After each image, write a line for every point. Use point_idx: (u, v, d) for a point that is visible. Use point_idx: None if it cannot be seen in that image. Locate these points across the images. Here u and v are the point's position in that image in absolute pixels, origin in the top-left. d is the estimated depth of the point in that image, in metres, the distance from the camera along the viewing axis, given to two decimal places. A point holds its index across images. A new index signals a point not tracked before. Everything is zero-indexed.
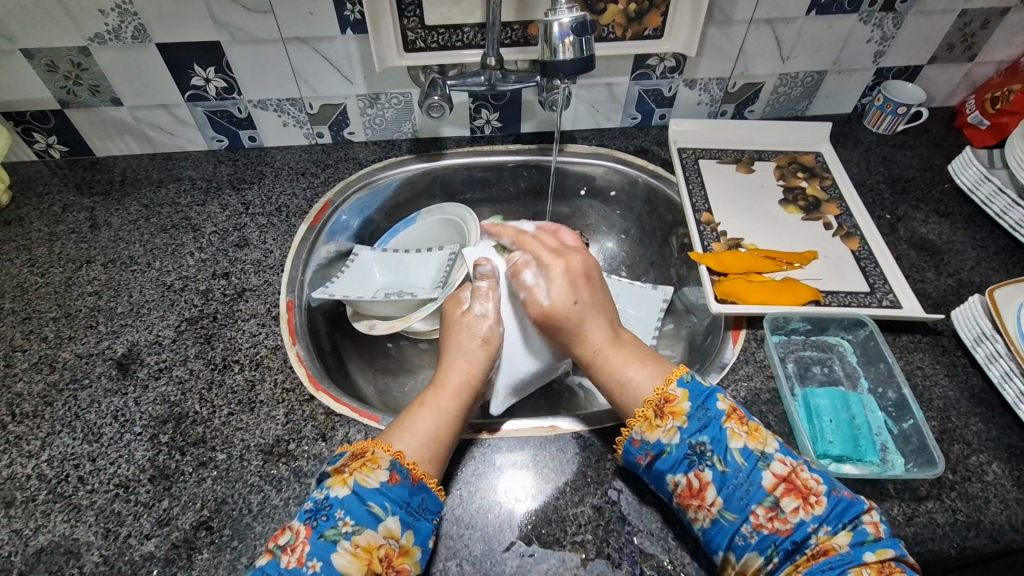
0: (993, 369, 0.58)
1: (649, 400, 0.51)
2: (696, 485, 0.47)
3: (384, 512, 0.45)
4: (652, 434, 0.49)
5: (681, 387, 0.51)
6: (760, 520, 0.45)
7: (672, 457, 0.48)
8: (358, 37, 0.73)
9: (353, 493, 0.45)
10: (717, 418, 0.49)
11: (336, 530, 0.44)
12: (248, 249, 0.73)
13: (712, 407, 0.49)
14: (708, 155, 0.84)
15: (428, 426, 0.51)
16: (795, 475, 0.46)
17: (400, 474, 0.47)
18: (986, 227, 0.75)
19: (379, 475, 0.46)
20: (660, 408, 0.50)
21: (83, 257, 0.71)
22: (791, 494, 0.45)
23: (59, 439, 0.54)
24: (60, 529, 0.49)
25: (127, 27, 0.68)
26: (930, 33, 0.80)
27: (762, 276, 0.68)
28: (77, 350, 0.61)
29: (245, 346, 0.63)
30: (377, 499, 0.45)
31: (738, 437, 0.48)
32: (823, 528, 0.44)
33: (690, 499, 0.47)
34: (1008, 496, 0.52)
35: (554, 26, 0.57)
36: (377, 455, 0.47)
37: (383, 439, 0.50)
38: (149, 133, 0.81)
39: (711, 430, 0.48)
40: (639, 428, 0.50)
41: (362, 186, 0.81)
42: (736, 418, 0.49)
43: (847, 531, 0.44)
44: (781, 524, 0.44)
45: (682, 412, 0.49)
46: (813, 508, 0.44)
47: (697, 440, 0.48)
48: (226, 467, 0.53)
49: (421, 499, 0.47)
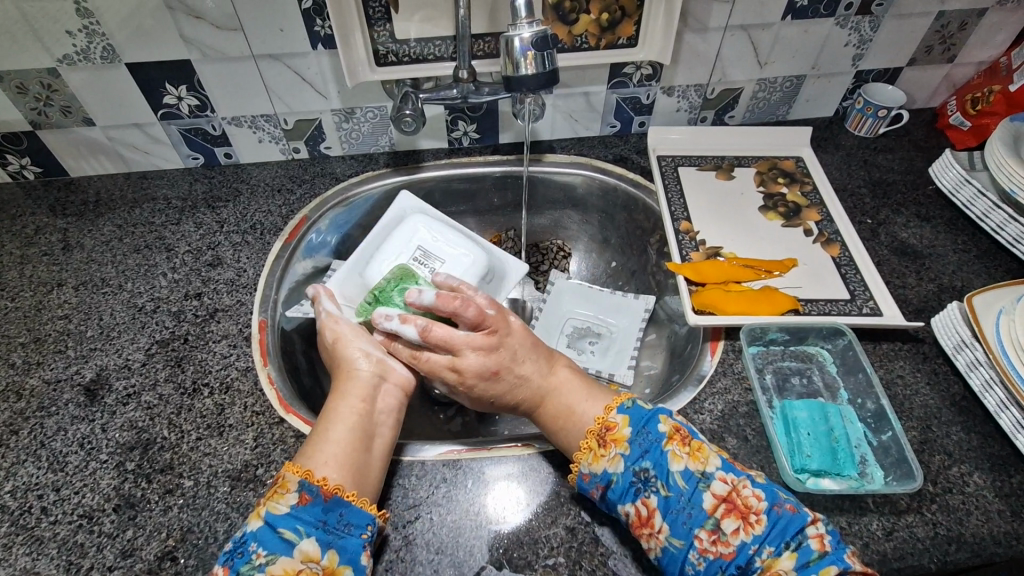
0: (974, 377, 0.57)
1: (592, 429, 0.51)
2: (644, 514, 0.46)
3: (298, 535, 0.44)
4: (598, 465, 0.49)
5: (621, 414, 0.51)
6: (704, 545, 0.44)
7: (619, 486, 0.47)
8: (329, 52, 0.72)
9: (265, 524, 0.44)
10: (658, 442, 0.48)
11: (250, 564, 0.42)
12: (221, 268, 0.72)
13: (653, 430, 0.49)
14: (688, 163, 0.83)
15: (337, 434, 0.50)
16: (735, 494, 0.45)
17: (311, 493, 0.46)
18: (968, 230, 0.75)
19: (288, 498, 0.45)
20: (603, 436, 0.50)
21: (54, 280, 0.70)
22: (732, 515, 0.45)
23: (23, 469, 0.54)
24: (21, 562, 0.48)
25: (95, 48, 0.68)
26: (908, 35, 0.80)
27: (740, 285, 0.67)
28: (45, 376, 0.61)
29: (215, 368, 0.62)
30: (289, 524, 0.44)
31: (680, 459, 0.47)
32: (766, 549, 0.43)
33: (641, 528, 0.46)
34: (989, 509, 0.50)
35: (515, 40, 0.56)
36: (286, 479, 0.46)
37: (294, 462, 0.49)
38: (123, 152, 0.81)
39: (652, 454, 0.48)
40: (586, 461, 0.49)
41: (338, 201, 0.81)
42: (679, 440, 0.48)
43: (791, 552, 0.43)
44: (725, 547, 0.44)
45: (622, 439, 0.49)
46: (754, 528, 0.44)
47: (640, 466, 0.47)
48: (192, 495, 0.52)
49: (339, 516, 0.46)
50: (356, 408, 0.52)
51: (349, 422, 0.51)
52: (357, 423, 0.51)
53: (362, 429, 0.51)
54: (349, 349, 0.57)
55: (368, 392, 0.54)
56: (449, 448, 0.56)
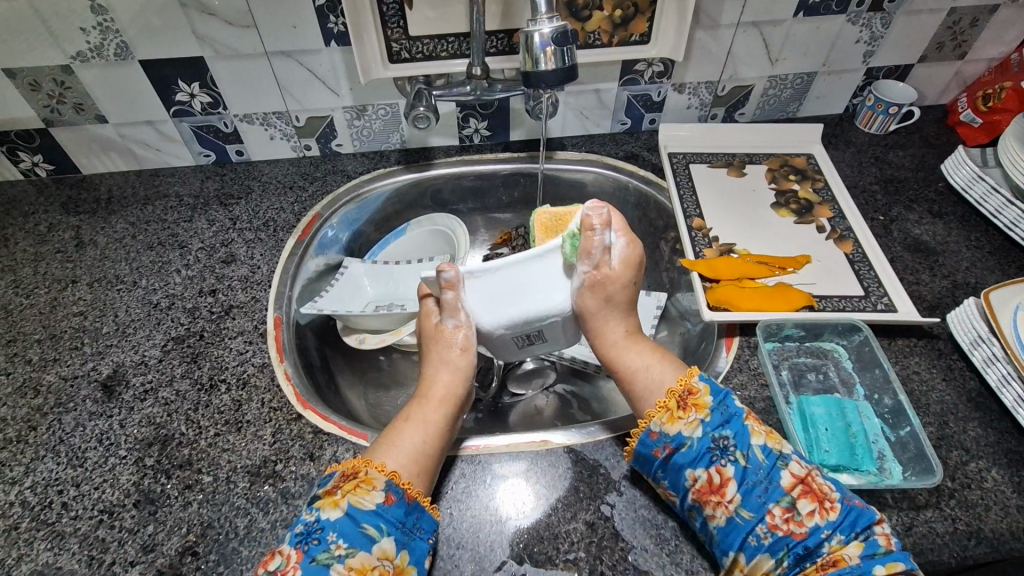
0: (990, 373, 0.57)
1: (672, 391, 0.51)
2: (717, 481, 0.47)
3: (380, 533, 0.45)
4: (674, 425, 0.49)
5: (703, 381, 0.51)
6: (776, 521, 0.45)
7: (695, 450, 0.48)
8: (342, 49, 0.72)
9: (346, 515, 0.45)
10: (738, 416, 0.49)
11: (328, 553, 0.43)
12: (235, 265, 0.72)
13: (732, 404, 0.49)
14: (699, 160, 0.83)
15: (418, 444, 0.51)
16: (811, 478, 0.46)
17: (396, 494, 0.46)
18: (981, 227, 0.75)
19: (374, 496, 0.46)
20: (685, 399, 0.50)
21: (69, 277, 0.70)
22: (808, 496, 0.45)
23: (43, 465, 0.54)
24: (42, 557, 0.48)
25: (109, 45, 0.68)
26: (919, 31, 0.80)
27: (755, 282, 0.67)
28: (61, 372, 0.61)
29: (232, 364, 0.62)
30: (372, 521, 0.45)
31: (758, 435, 0.48)
32: (837, 536, 0.44)
33: (708, 495, 0.46)
34: (1008, 504, 0.51)
35: (534, 36, 0.56)
36: (371, 475, 0.47)
37: (373, 456, 0.49)
38: (135, 149, 0.81)
39: (734, 425, 0.48)
40: (659, 419, 0.49)
41: (350, 198, 0.81)
42: (755, 418, 0.49)
43: (859, 540, 0.44)
44: (797, 527, 0.45)
45: (705, 405, 0.49)
46: (829, 513, 0.45)
47: (720, 434, 0.48)
48: (212, 490, 0.52)
49: (416, 519, 0.47)
50: (438, 420, 0.53)
51: (433, 434, 0.52)
52: (438, 436, 0.52)
53: (439, 443, 0.52)
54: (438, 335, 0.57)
55: (446, 406, 0.55)
56: (468, 444, 0.56)
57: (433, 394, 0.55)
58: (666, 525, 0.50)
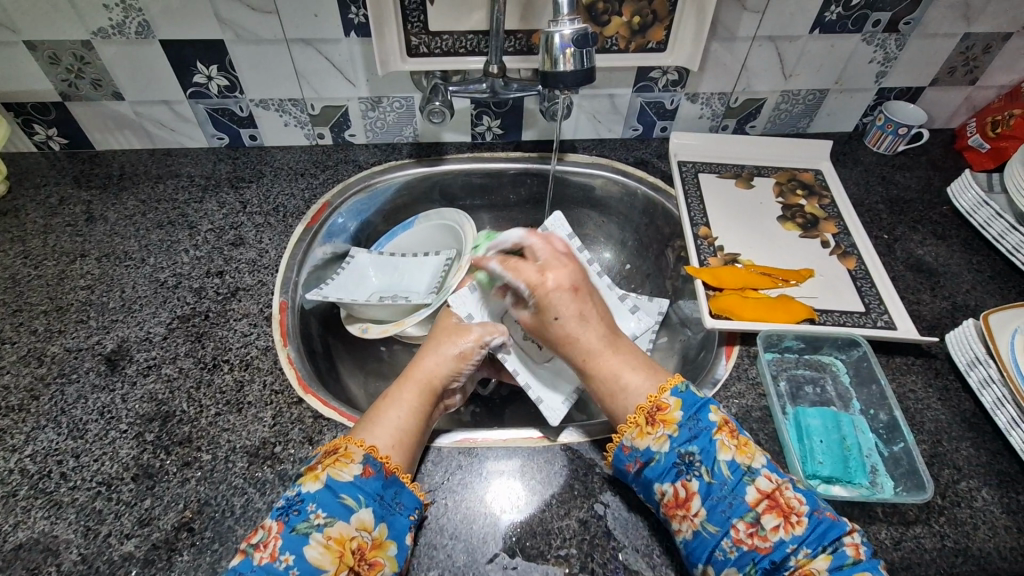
0: (985, 395, 0.58)
1: (641, 407, 0.51)
2: (682, 496, 0.47)
3: (357, 504, 0.45)
4: (642, 441, 0.49)
5: (673, 396, 0.51)
6: (740, 535, 0.45)
7: (660, 465, 0.48)
8: (361, 40, 0.73)
9: (326, 487, 0.46)
10: (707, 430, 0.49)
11: (308, 523, 0.44)
12: (243, 248, 0.72)
13: (703, 418, 0.49)
14: (708, 170, 0.84)
15: (398, 420, 0.52)
16: (779, 492, 0.46)
17: (375, 467, 0.47)
18: (983, 250, 0.75)
19: (352, 468, 0.47)
20: (653, 415, 0.50)
21: (77, 250, 0.71)
22: (773, 512, 0.45)
23: (43, 434, 0.54)
24: (39, 525, 0.48)
25: (131, 23, 0.68)
26: (932, 55, 0.81)
27: (757, 292, 0.68)
28: (66, 344, 0.61)
29: (235, 345, 0.62)
30: (350, 492, 0.46)
31: (727, 449, 0.48)
32: (803, 550, 0.44)
33: (675, 509, 0.47)
34: (996, 524, 0.51)
35: (555, 36, 0.57)
36: (351, 450, 0.48)
37: (355, 433, 0.50)
38: (150, 129, 0.81)
39: (701, 440, 0.48)
40: (629, 434, 0.50)
41: (361, 188, 0.81)
42: (727, 431, 0.49)
43: (826, 554, 0.44)
44: (761, 541, 0.44)
45: (672, 421, 0.49)
46: (794, 528, 0.44)
47: (686, 449, 0.48)
48: (210, 468, 0.53)
49: (395, 494, 0.48)
50: (419, 402, 0.55)
51: (412, 413, 0.53)
52: (417, 416, 0.53)
53: (420, 425, 0.53)
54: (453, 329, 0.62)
55: (429, 392, 0.56)
56: (464, 436, 0.57)
57: (416, 376, 0.57)
58: (658, 526, 0.51)
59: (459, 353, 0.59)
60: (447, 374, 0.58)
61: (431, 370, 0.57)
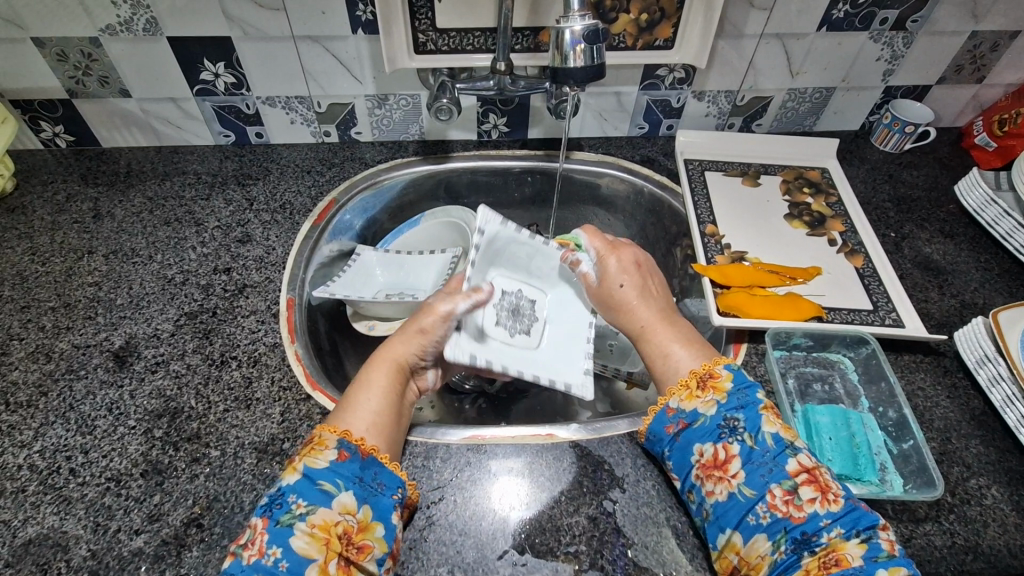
0: (995, 393, 0.58)
1: (694, 371, 0.53)
2: (722, 457, 0.48)
3: (337, 489, 0.45)
4: (690, 402, 0.51)
5: (727, 369, 0.52)
6: (776, 502, 0.45)
7: (705, 427, 0.49)
8: (369, 37, 0.72)
9: (304, 477, 0.45)
10: (754, 403, 0.49)
11: (290, 514, 0.43)
12: (250, 245, 0.72)
13: (752, 393, 0.50)
14: (714, 167, 0.84)
15: (372, 404, 0.52)
16: (819, 471, 0.46)
17: (349, 450, 0.47)
18: (990, 249, 0.75)
19: (327, 454, 0.47)
20: (705, 380, 0.52)
21: (84, 247, 0.71)
22: (812, 485, 0.45)
23: (52, 430, 0.54)
24: (49, 521, 0.49)
25: (138, 20, 0.68)
26: (939, 53, 0.80)
27: (765, 290, 0.68)
28: (74, 340, 0.61)
29: (243, 342, 0.62)
30: (329, 477, 0.45)
31: (773, 423, 0.48)
32: (836, 528, 0.43)
33: (712, 470, 0.48)
34: (1006, 521, 0.51)
35: (566, 33, 0.57)
36: (325, 436, 0.48)
37: (330, 420, 0.50)
38: (156, 126, 0.81)
39: (747, 410, 0.49)
40: (677, 396, 0.52)
41: (366, 186, 0.81)
42: (775, 411, 0.49)
43: (859, 539, 0.42)
44: (796, 511, 0.44)
45: (723, 388, 0.51)
46: (831, 504, 0.44)
47: (732, 415, 0.49)
48: (219, 464, 0.53)
49: (374, 474, 0.48)
50: (389, 380, 0.55)
51: (383, 392, 0.53)
52: (391, 397, 0.54)
53: (395, 407, 0.54)
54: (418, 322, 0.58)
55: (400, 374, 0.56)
56: (474, 433, 0.57)
57: (386, 355, 0.56)
58: (668, 523, 0.51)
59: (425, 331, 0.58)
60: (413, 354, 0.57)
61: (399, 351, 0.57)
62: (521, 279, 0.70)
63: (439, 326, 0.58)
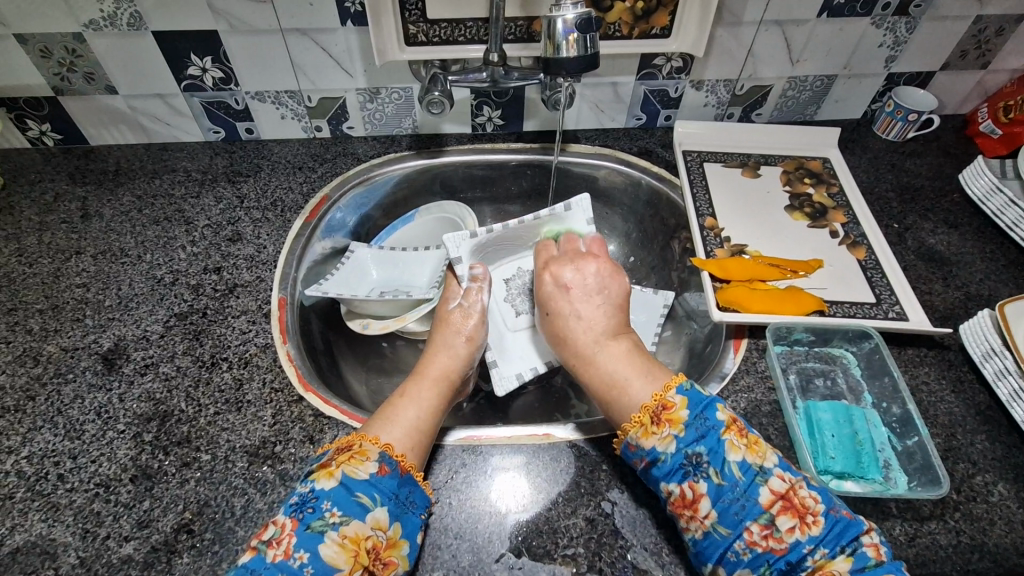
0: (1001, 387, 0.57)
1: (645, 406, 0.50)
2: (690, 497, 0.46)
3: (373, 503, 0.45)
4: (647, 441, 0.48)
5: (679, 395, 0.50)
6: (754, 538, 0.44)
7: (668, 466, 0.47)
8: (358, 29, 0.71)
9: (341, 485, 0.45)
10: (715, 430, 0.47)
11: (323, 521, 0.43)
12: (241, 244, 0.71)
13: (710, 417, 0.48)
14: (713, 159, 0.82)
15: (415, 419, 0.52)
16: (793, 493, 0.45)
17: (390, 465, 0.47)
18: (996, 239, 0.74)
19: (368, 466, 0.46)
20: (658, 414, 0.49)
21: (72, 248, 0.69)
22: (788, 513, 0.44)
23: (40, 435, 0.53)
24: (37, 528, 0.48)
25: (122, 14, 0.67)
26: (943, 38, 0.78)
27: (766, 284, 0.67)
28: (62, 343, 0.60)
29: (234, 343, 0.61)
30: (367, 490, 0.45)
31: (737, 450, 0.47)
32: (820, 550, 0.43)
33: (683, 509, 0.46)
34: (1013, 519, 0.50)
35: (558, 22, 0.55)
36: (365, 448, 0.48)
37: (368, 432, 0.50)
38: (144, 122, 0.80)
39: (708, 441, 0.47)
40: (635, 433, 0.49)
41: (358, 182, 0.80)
42: (736, 430, 0.48)
43: (847, 556, 0.43)
44: (776, 543, 0.43)
45: (679, 420, 0.48)
46: (810, 528, 0.43)
47: (693, 450, 0.47)
48: (210, 468, 0.52)
49: (409, 493, 0.47)
50: (433, 397, 0.56)
51: (429, 409, 0.54)
52: (431, 409, 0.54)
53: (436, 420, 0.54)
54: (460, 332, 0.62)
55: (439, 395, 0.56)
56: (468, 433, 0.56)
57: (429, 373, 0.58)
58: (667, 523, 0.50)
59: (467, 343, 0.62)
60: (460, 367, 0.60)
61: (444, 366, 0.59)
62: (516, 257, 0.76)
63: (479, 333, 0.63)
